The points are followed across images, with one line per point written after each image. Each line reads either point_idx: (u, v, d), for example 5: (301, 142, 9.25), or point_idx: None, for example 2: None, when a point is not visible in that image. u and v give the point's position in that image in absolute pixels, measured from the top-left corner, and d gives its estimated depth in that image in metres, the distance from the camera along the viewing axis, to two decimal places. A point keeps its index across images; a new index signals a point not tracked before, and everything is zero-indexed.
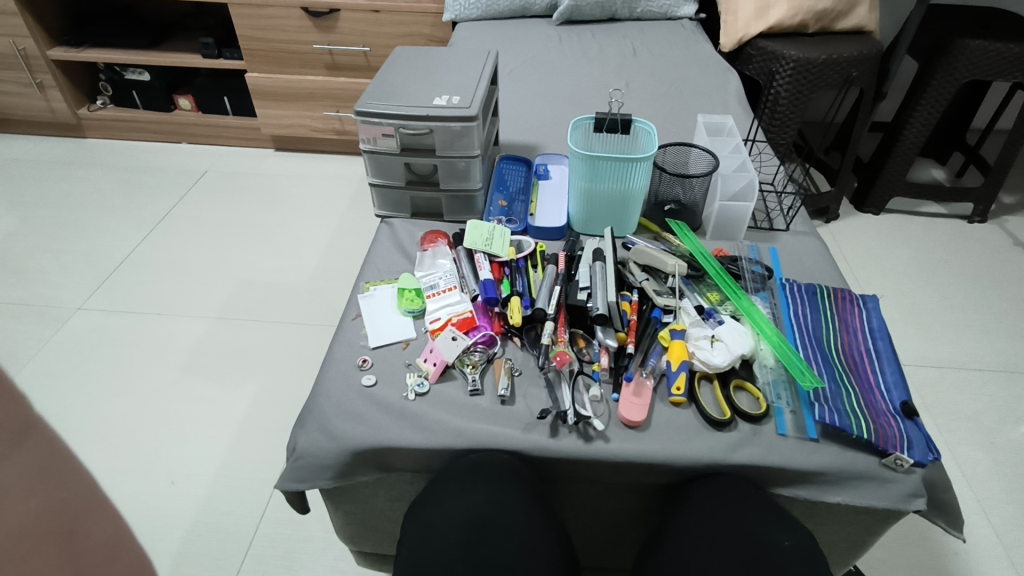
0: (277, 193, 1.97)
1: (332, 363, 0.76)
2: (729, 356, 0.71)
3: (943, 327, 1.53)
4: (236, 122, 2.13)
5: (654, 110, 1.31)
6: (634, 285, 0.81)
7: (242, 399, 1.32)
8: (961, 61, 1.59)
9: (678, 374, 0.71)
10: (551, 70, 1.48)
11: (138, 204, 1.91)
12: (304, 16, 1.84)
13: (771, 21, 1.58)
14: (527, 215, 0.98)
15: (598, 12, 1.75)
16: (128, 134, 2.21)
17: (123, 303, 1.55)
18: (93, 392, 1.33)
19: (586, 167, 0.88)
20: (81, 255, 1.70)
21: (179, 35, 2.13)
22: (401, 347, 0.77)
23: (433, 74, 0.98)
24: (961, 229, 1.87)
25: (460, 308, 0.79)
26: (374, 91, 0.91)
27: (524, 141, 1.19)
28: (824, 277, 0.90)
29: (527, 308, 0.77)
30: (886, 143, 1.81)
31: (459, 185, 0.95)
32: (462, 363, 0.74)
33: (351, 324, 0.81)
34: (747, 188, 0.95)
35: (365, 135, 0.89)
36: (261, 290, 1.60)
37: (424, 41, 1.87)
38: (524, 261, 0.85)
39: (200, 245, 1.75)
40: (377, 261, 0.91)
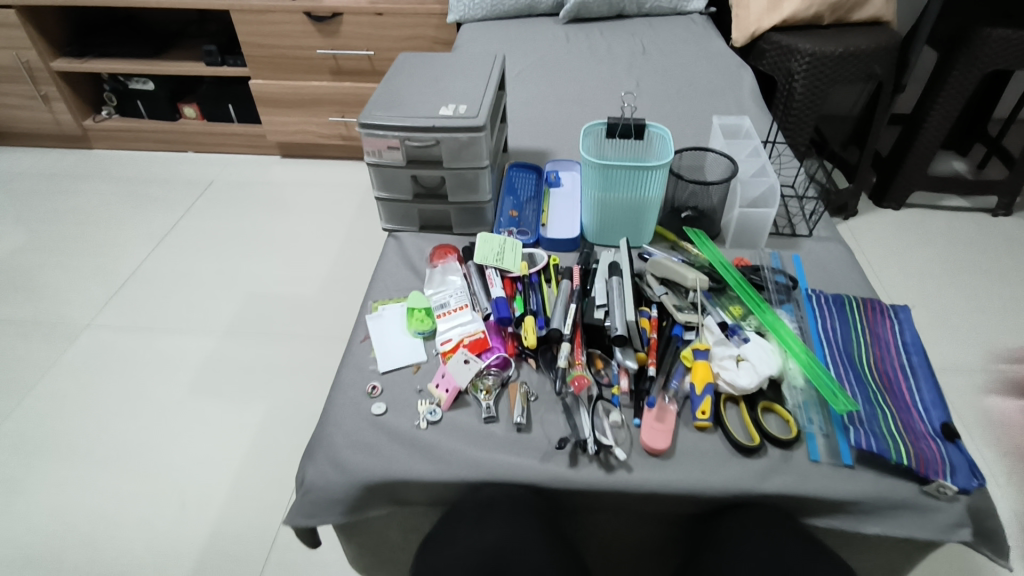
0: (284, 202, 1.95)
1: (341, 389, 0.73)
2: (756, 377, 0.67)
3: (968, 330, 1.49)
4: (241, 130, 2.11)
5: (667, 111, 1.27)
6: (652, 300, 0.78)
7: (254, 417, 1.31)
8: (983, 51, 1.54)
9: (703, 397, 0.68)
10: (560, 71, 1.44)
11: (146, 216, 1.89)
12: (307, 21, 1.81)
13: (785, 14, 1.54)
14: (539, 225, 0.95)
15: (606, 9, 1.71)
16: (133, 144, 2.20)
17: (133, 319, 1.54)
18: (105, 411, 1.32)
19: (598, 177, 0.85)
20: (90, 270, 1.69)
21: (181, 43, 2.11)
22: (412, 371, 0.74)
23: (439, 81, 0.94)
24: (984, 224, 1.82)
25: (472, 327, 0.77)
26: (378, 102, 0.88)
27: (533, 147, 1.16)
28: (851, 286, 0.86)
29: (542, 328, 0.74)
30: (906, 138, 1.75)
31: (468, 197, 0.91)
32: (475, 388, 0.71)
33: (358, 347, 0.78)
34: (768, 193, 0.91)
35: (370, 148, 0.85)
36: (270, 302, 1.58)
37: (430, 43, 1.84)
38: (537, 276, 0.83)
39: (207, 257, 1.74)
40: (385, 279, 0.88)
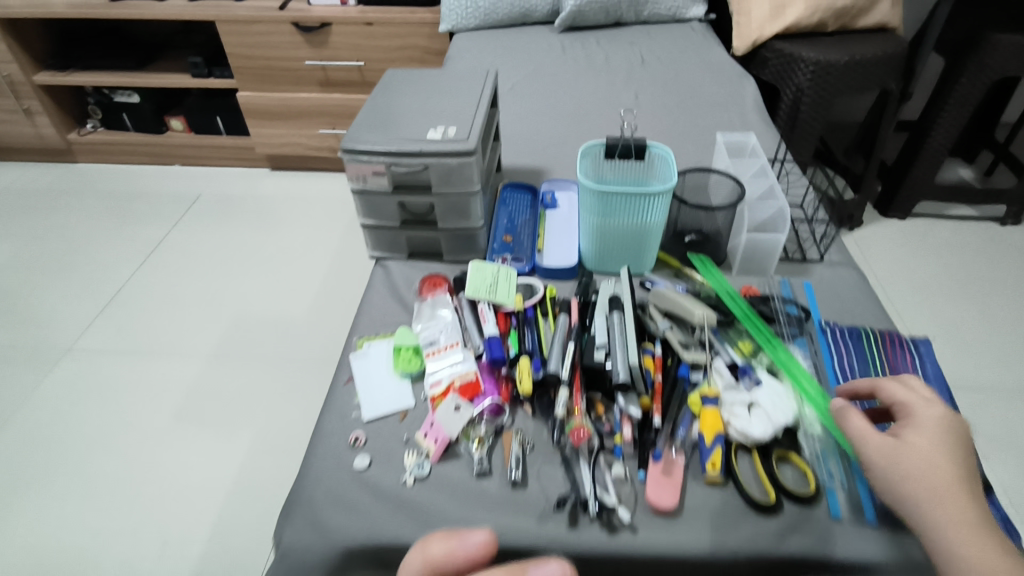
0: (274, 216, 1.89)
1: (322, 439, 0.68)
2: (770, 426, 0.62)
3: (978, 347, 1.44)
4: (229, 142, 2.05)
5: (667, 126, 1.23)
6: (656, 335, 0.72)
7: (239, 448, 1.26)
8: (992, 57, 1.49)
9: (713, 449, 0.62)
10: (555, 84, 1.39)
11: (131, 233, 1.84)
12: (295, 32, 1.76)
13: (788, 21, 1.49)
14: (535, 252, 0.90)
15: (603, 17, 1.66)
16: (119, 157, 2.14)
17: (115, 343, 1.49)
18: (84, 443, 1.28)
19: (597, 203, 0.80)
20: (73, 291, 1.64)
21: (168, 54, 2.06)
22: (398, 419, 0.69)
23: (427, 100, 0.89)
24: (993, 233, 1.77)
25: (463, 369, 0.72)
26: (363, 124, 0.83)
27: (528, 165, 1.10)
28: (867, 316, 0.80)
29: (538, 370, 0.69)
30: (912, 146, 1.70)
31: (459, 223, 0.86)
32: (467, 437, 0.66)
33: (341, 391, 0.73)
34: (777, 217, 0.86)
35: (354, 173, 0.80)
36: (257, 324, 1.52)
37: (422, 53, 1.79)
38: (533, 310, 0.78)
39: (194, 276, 1.68)
40: (371, 312, 0.83)
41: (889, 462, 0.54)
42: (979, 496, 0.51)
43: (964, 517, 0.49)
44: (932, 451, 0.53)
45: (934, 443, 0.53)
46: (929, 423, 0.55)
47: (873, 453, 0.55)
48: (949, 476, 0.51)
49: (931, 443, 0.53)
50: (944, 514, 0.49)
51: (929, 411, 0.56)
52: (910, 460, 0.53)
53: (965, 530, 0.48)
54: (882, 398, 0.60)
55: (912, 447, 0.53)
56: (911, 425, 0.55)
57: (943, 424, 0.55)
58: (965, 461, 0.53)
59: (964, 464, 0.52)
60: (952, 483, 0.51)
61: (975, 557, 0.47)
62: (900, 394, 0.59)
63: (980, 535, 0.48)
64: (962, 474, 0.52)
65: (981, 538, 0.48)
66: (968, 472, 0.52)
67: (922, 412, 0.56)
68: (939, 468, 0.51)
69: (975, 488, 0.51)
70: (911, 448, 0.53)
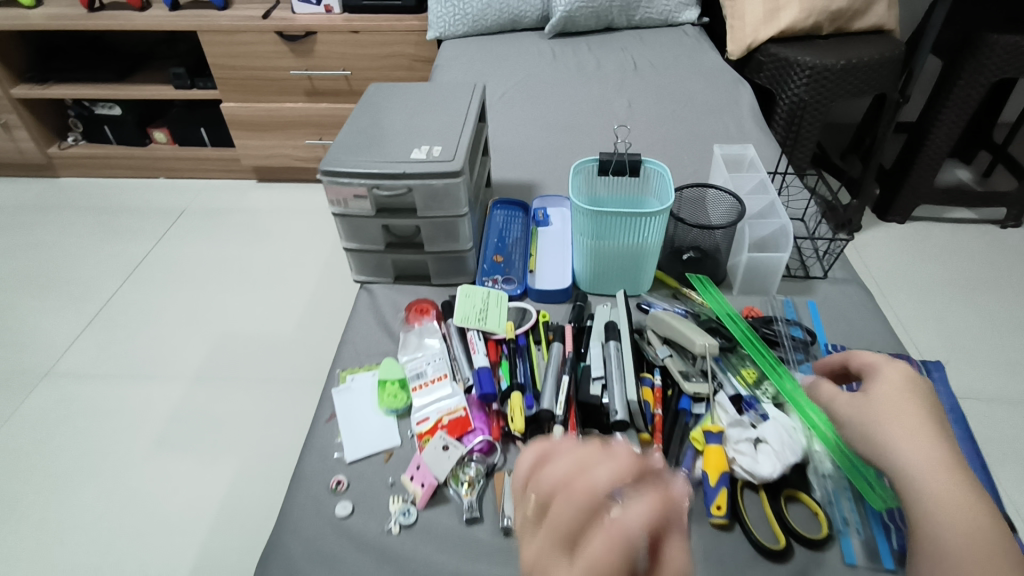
0: (261, 229, 1.85)
1: (302, 483, 0.64)
2: (778, 464, 0.58)
3: (981, 355, 1.41)
4: (214, 154, 2.01)
5: (662, 135, 1.19)
6: (655, 363, 0.70)
7: (224, 474, 1.22)
8: (990, 58, 1.46)
9: (718, 490, 0.59)
10: (546, 93, 1.36)
11: (113, 249, 1.79)
12: (279, 41, 1.72)
13: (783, 24, 1.46)
14: (527, 272, 0.86)
15: (594, 22, 1.63)
16: (102, 171, 2.10)
17: (96, 365, 1.45)
18: (64, 472, 1.23)
19: (590, 224, 0.76)
20: (53, 311, 1.59)
21: (150, 65, 2.01)
22: (383, 459, 0.65)
23: (411, 116, 0.85)
24: (993, 236, 1.74)
25: (452, 404, 0.68)
26: (343, 143, 0.79)
27: (518, 180, 1.07)
28: (873, 337, 0.77)
29: (531, 406, 0.65)
30: (910, 149, 1.67)
31: (447, 246, 0.82)
32: (456, 480, 0.62)
33: (323, 429, 0.69)
34: (779, 233, 0.83)
35: (334, 196, 0.76)
36: (244, 343, 1.48)
37: (409, 61, 1.75)
38: (525, 338, 0.74)
39: (178, 293, 1.64)
40: (355, 340, 0.79)
41: (859, 425, 0.51)
42: (953, 448, 0.48)
43: (936, 469, 0.46)
44: (897, 406, 0.51)
45: (901, 398, 0.51)
46: (894, 380, 0.53)
47: (846, 416, 0.53)
48: (916, 428, 0.49)
49: (897, 399, 0.51)
50: (915, 469, 0.47)
51: (894, 368, 0.54)
52: (879, 418, 0.50)
53: (939, 481, 0.46)
54: (851, 366, 0.58)
55: (878, 404, 0.51)
56: (875, 382, 0.53)
57: (908, 379, 0.53)
58: (935, 414, 0.51)
59: (933, 416, 0.50)
60: (921, 436, 0.48)
61: (947, 509, 0.44)
62: (865, 357, 0.56)
63: (955, 485, 0.45)
64: (933, 426, 0.49)
65: (956, 489, 0.45)
66: (939, 425, 0.50)
67: (885, 370, 0.54)
68: (905, 421, 0.49)
69: (948, 440, 0.49)
70: (878, 405, 0.51)
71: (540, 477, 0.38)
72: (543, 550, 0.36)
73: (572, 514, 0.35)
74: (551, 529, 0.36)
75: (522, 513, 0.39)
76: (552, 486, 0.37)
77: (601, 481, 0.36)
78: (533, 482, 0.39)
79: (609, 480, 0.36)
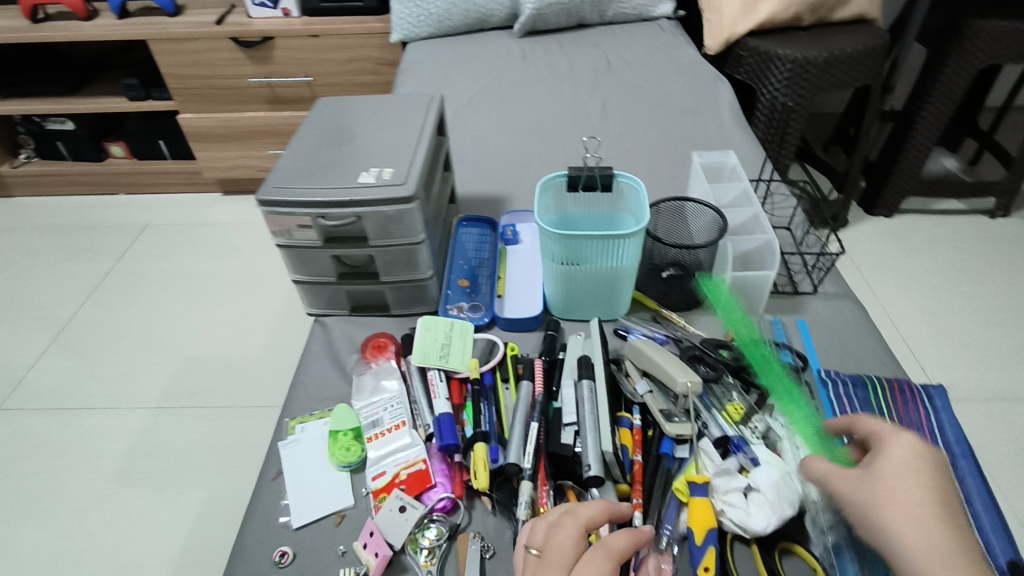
0: (227, 245, 1.76)
1: (242, 555, 0.57)
2: (772, 516, 0.52)
3: (977, 350, 1.36)
4: (175, 167, 1.92)
5: (637, 139, 1.13)
6: (634, 402, 0.63)
7: (185, 512, 1.14)
8: (976, 45, 1.41)
9: (705, 550, 0.52)
10: (516, 96, 1.29)
11: (68, 271, 1.70)
12: (235, 48, 1.63)
13: (761, 16, 1.39)
14: (494, 298, 0.79)
15: (565, 20, 1.56)
16: (57, 189, 1.99)
17: (50, 398, 1.36)
18: (12, 518, 1.15)
19: (560, 247, 0.69)
20: (2, 341, 1.50)
21: (103, 76, 1.92)
22: (334, 523, 0.58)
23: (362, 134, 0.78)
24: (981, 227, 1.70)
25: (410, 456, 0.61)
26: (284, 168, 0.72)
27: (486, 193, 1.00)
28: (869, 360, 0.72)
29: (496, 458, 0.58)
30: (895, 141, 1.63)
31: (405, 275, 0.75)
32: (414, 546, 0.55)
33: (269, 488, 0.62)
34: (764, 249, 0.77)
35: (276, 227, 0.69)
36: (206, 369, 1.40)
37: (374, 65, 1.67)
38: (491, 376, 0.68)
39: (138, 315, 1.55)
40: (307, 382, 0.72)
41: (862, 508, 0.46)
42: (970, 539, 0.42)
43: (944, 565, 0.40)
44: (900, 493, 0.44)
45: (906, 480, 0.45)
46: (898, 457, 0.46)
47: (847, 498, 0.47)
48: (923, 514, 0.43)
49: (901, 480, 0.45)
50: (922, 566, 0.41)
51: (900, 442, 0.47)
52: (882, 508, 0.44)
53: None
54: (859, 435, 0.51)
55: (881, 486, 0.45)
56: (877, 460, 0.47)
57: (916, 452, 0.46)
58: (947, 496, 0.44)
59: (943, 498, 0.44)
60: (930, 524, 0.42)
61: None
62: (869, 424, 0.50)
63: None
64: (945, 515, 0.43)
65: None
66: (953, 510, 0.43)
67: (889, 444, 0.47)
68: (908, 507, 0.43)
69: (963, 528, 0.42)
70: (881, 487, 0.45)
71: (560, 536, 0.45)
72: None
73: (598, 567, 0.43)
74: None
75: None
76: (572, 543, 0.44)
77: (585, 513, 0.47)
78: (551, 542, 0.45)
79: (623, 540, 0.45)
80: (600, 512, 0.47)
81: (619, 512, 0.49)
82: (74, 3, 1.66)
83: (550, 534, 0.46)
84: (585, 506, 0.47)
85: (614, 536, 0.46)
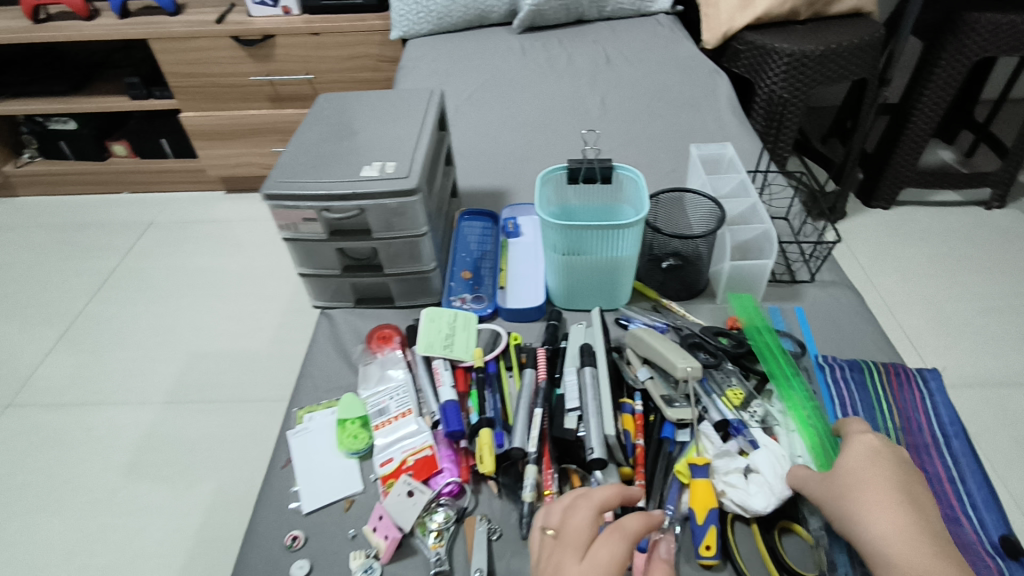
0: (231, 241, 1.78)
1: (255, 540, 0.58)
2: (772, 498, 0.53)
3: (976, 338, 1.37)
4: (178, 166, 1.93)
5: (637, 132, 1.14)
6: (635, 387, 0.65)
7: (195, 504, 1.15)
8: (971, 37, 1.42)
9: (706, 529, 0.53)
10: (516, 92, 1.30)
11: (74, 269, 1.71)
12: (236, 46, 1.64)
13: (758, 11, 1.40)
14: (497, 289, 0.81)
15: (564, 16, 1.57)
16: (61, 188, 2.01)
17: (58, 394, 1.37)
18: (24, 511, 1.16)
19: (561, 238, 0.70)
20: (10, 339, 1.51)
21: (105, 75, 1.93)
22: (344, 508, 0.60)
23: (366, 129, 0.79)
24: (979, 218, 1.71)
25: (417, 442, 0.63)
26: (289, 163, 0.73)
27: (488, 187, 1.02)
28: (865, 346, 0.73)
29: (501, 443, 0.60)
30: (892, 133, 1.64)
31: (409, 267, 0.77)
32: (422, 528, 0.56)
33: (279, 475, 0.63)
34: (762, 238, 0.79)
35: (281, 221, 0.70)
36: (213, 364, 1.41)
37: (375, 61, 1.69)
38: (495, 364, 0.69)
39: (144, 311, 1.57)
40: (314, 373, 0.73)
41: (829, 502, 0.48)
42: (930, 524, 0.44)
43: (902, 546, 0.43)
44: (862, 483, 0.47)
45: (867, 472, 0.48)
46: (859, 453, 0.50)
47: (816, 495, 0.50)
48: (883, 501, 0.45)
49: (863, 471, 0.48)
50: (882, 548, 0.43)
51: (860, 441, 0.51)
52: (847, 498, 0.47)
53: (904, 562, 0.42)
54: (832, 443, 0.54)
55: (844, 479, 0.48)
56: (841, 458, 0.50)
57: (876, 450, 0.49)
58: (908, 486, 0.47)
59: (903, 488, 0.46)
60: (889, 510, 0.45)
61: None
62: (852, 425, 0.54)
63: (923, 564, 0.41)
64: (905, 501, 0.45)
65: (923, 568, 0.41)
66: (914, 498, 0.46)
67: (853, 443, 0.51)
68: (869, 495, 0.46)
69: (923, 513, 0.45)
70: (844, 479, 0.48)
71: (575, 519, 0.46)
72: None
73: (613, 549, 0.44)
74: (593, 562, 0.44)
75: (549, 557, 0.45)
76: (587, 525, 0.46)
77: (599, 494, 0.48)
78: (567, 525, 0.46)
79: (637, 521, 0.46)
80: (613, 494, 0.48)
81: (631, 494, 0.50)
82: (75, 3, 1.67)
83: (565, 517, 0.47)
84: (598, 489, 0.48)
85: (628, 518, 0.47)
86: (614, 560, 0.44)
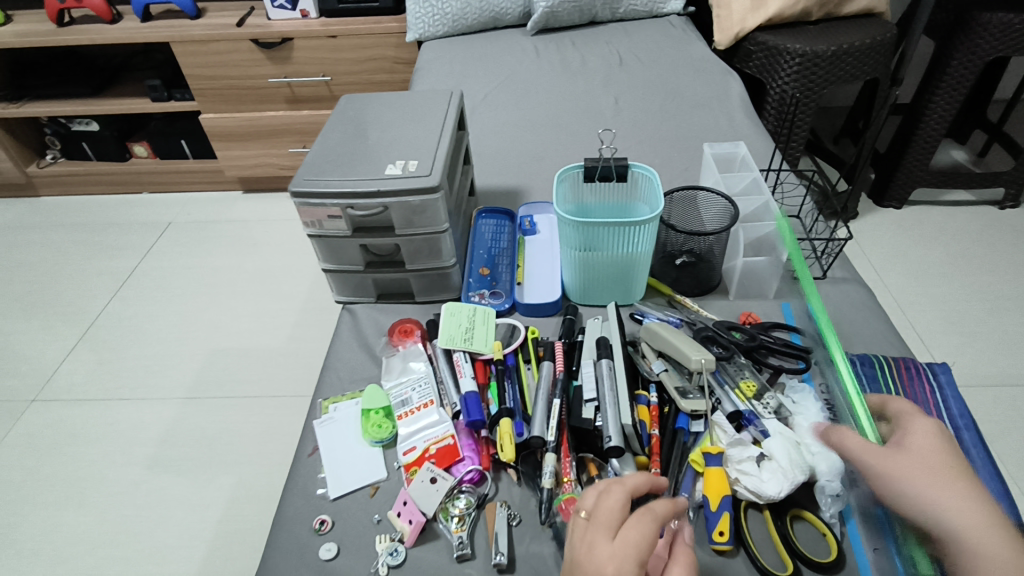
0: (249, 240, 1.81)
1: (284, 524, 0.61)
2: (785, 484, 0.55)
3: (989, 337, 1.38)
4: (197, 166, 1.97)
5: (650, 132, 1.16)
6: (650, 379, 0.66)
7: (217, 496, 1.19)
8: (983, 37, 1.42)
9: (720, 515, 0.55)
10: (531, 92, 1.32)
11: (97, 268, 1.75)
12: (255, 49, 1.67)
13: (770, 12, 1.42)
14: (514, 285, 0.83)
15: (577, 17, 1.59)
16: (83, 189, 2.05)
17: (83, 389, 1.41)
18: (52, 502, 1.20)
19: (578, 235, 0.72)
20: (37, 335, 1.56)
21: (126, 78, 1.97)
22: (369, 494, 0.62)
23: (387, 129, 0.82)
24: (992, 217, 1.71)
25: (439, 431, 0.64)
26: (314, 162, 0.75)
27: (504, 186, 1.04)
28: (876, 340, 0.75)
29: (520, 432, 0.62)
30: (904, 133, 1.64)
31: (430, 262, 0.79)
32: (445, 514, 0.59)
33: (306, 463, 0.66)
34: (774, 235, 0.80)
35: (308, 218, 0.73)
36: (233, 360, 1.44)
37: (391, 63, 1.71)
38: (513, 357, 0.71)
39: (165, 308, 1.60)
40: (337, 365, 0.76)
41: (896, 477, 0.49)
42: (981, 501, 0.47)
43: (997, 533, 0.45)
44: (928, 459, 0.49)
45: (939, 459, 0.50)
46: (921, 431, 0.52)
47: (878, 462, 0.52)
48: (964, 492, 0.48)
49: (927, 448, 0.50)
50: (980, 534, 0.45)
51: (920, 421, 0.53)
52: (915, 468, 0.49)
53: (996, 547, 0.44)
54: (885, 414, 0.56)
55: (920, 460, 0.49)
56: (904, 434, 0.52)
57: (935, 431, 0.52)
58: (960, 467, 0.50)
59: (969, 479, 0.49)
60: (953, 487, 0.48)
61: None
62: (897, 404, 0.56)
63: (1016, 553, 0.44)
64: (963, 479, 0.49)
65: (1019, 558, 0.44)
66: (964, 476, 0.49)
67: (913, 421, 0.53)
68: (953, 483, 0.48)
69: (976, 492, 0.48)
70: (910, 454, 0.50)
71: (608, 500, 0.48)
72: (617, 558, 0.44)
73: (644, 529, 0.46)
74: (624, 541, 0.45)
75: (583, 537, 0.47)
76: (620, 507, 0.47)
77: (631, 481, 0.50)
78: (600, 506, 0.48)
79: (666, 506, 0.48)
80: (644, 482, 0.50)
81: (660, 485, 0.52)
82: (98, 7, 1.71)
83: (599, 500, 0.49)
84: (629, 476, 0.51)
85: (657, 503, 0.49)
86: (645, 539, 0.45)
